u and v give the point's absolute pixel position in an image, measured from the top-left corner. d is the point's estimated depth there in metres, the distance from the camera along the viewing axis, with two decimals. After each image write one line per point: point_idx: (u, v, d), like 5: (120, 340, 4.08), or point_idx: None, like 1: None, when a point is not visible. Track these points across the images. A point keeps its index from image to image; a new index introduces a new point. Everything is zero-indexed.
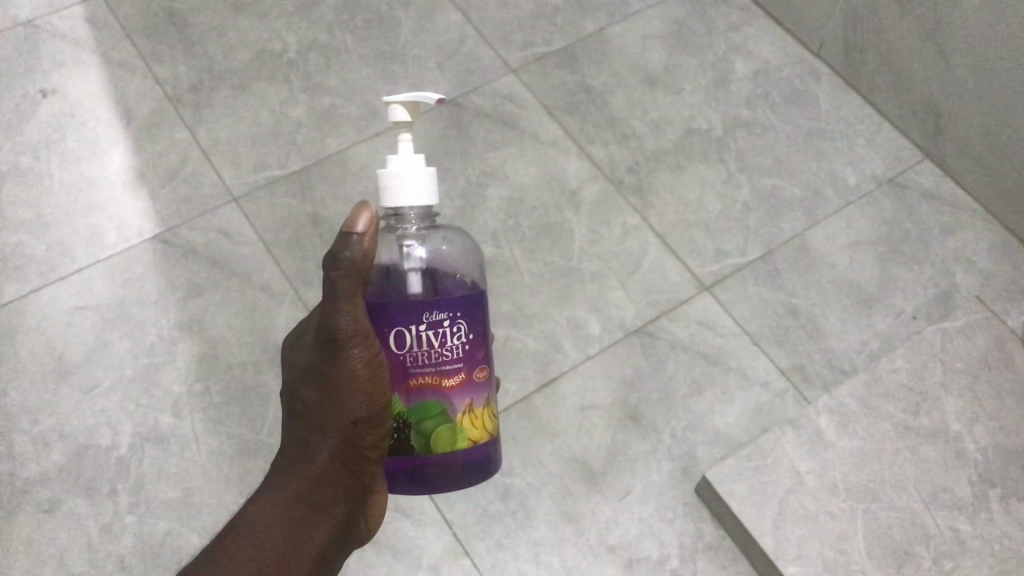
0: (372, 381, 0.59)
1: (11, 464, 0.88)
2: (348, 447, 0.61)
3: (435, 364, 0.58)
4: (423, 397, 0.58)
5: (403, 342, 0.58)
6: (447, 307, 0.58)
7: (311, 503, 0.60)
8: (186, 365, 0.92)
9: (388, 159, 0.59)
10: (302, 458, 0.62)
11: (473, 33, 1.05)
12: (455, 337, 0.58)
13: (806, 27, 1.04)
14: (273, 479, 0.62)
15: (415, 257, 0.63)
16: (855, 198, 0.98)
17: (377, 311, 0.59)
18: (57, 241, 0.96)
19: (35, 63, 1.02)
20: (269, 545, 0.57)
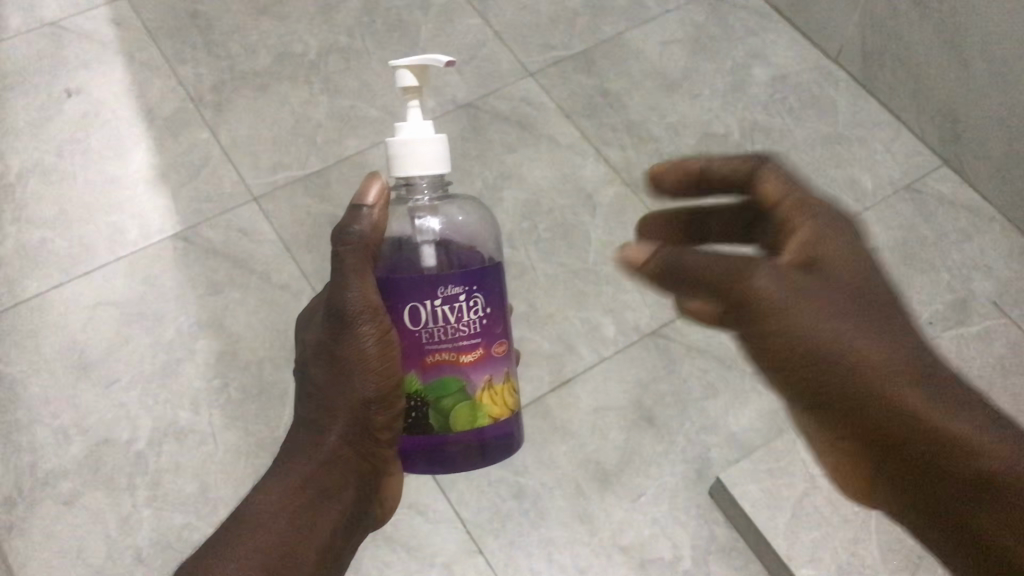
0: (383, 360, 0.59)
1: (31, 457, 0.89)
2: (359, 428, 0.61)
3: (451, 340, 0.56)
4: (441, 374, 0.56)
5: (418, 318, 0.55)
6: (464, 281, 0.55)
7: (324, 489, 0.59)
8: (204, 361, 0.93)
9: (399, 126, 0.57)
10: (312, 441, 0.61)
11: (492, 37, 1.06)
12: (472, 311, 0.56)
13: (824, 34, 1.05)
14: (283, 462, 0.60)
15: (428, 229, 0.61)
16: (871, 204, 0.99)
17: (391, 286, 0.56)
18: (79, 237, 0.97)
19: (61, 63, 1.04)
20: (280, 537, 0.55)
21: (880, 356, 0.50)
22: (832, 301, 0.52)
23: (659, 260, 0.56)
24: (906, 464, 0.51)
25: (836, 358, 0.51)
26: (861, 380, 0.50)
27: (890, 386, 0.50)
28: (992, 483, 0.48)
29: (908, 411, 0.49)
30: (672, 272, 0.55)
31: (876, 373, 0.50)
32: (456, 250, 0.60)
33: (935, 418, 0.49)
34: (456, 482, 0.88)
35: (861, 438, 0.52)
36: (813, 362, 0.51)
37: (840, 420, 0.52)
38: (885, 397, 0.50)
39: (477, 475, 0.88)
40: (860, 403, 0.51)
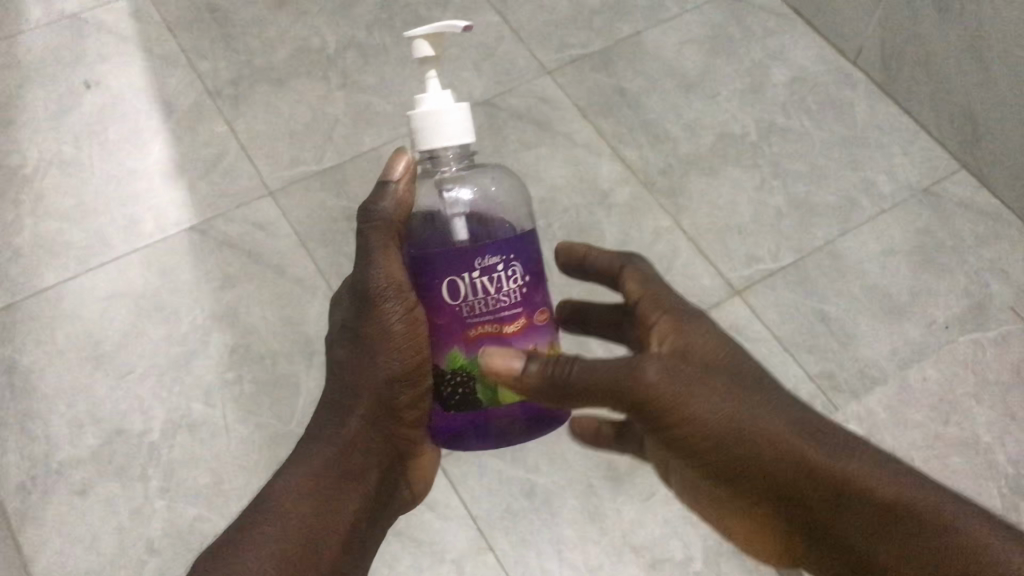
0: (410, 338, 0.60)
1: (44, 446, 0.90)
2: (383, 408, 0.62)
3: (492, 311, 0.53)
4: (485, 347, 0.53)
5: (457, 292, 0.52)
6: (501, 250, 0.52)
7: (348, 470, 0.60)
8: (218, 354, 0.93)
9: (418, 99, 0.55)
10: (336, 422, 0.62)
11: (510, 34, 1.06)
12: (512, 280, 0.53)
13: (843, 36, 1.05)
14: (307, 443, 0.62)
15: (461, 202, 0.58)
16: (888, 207, 0.99)
17: (423, 261, 0.53)
18: (96, 229, 0.97)
19: (80, 55, 1.04)
20: (304, 516, 0.56)
21: (771, 420, 0.52)
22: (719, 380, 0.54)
23: (534, 374, 0.52)
24: (815, 522, 0.52)
25: (732, 427, 0.52)
26: (762, 444, 0.52)
27: (786, 442, 0.52)
28: (897, 518, 0.49)
29: (806, 464, 0.51)
30: (557, 385, 0.52)
31: (770, 435, 0.52)
32: (490, 221, 0.58)
33: (833, 464, 0.51)
34: (467, 479, 0.88)
35: (770, 502, 0.53)
36: (711, 437, 0.52)
37: (747, 489, 0.53)
38: (781, 456, 0.51)
39: (489, 472, 0.88)
40: (762, 465, 0.52)
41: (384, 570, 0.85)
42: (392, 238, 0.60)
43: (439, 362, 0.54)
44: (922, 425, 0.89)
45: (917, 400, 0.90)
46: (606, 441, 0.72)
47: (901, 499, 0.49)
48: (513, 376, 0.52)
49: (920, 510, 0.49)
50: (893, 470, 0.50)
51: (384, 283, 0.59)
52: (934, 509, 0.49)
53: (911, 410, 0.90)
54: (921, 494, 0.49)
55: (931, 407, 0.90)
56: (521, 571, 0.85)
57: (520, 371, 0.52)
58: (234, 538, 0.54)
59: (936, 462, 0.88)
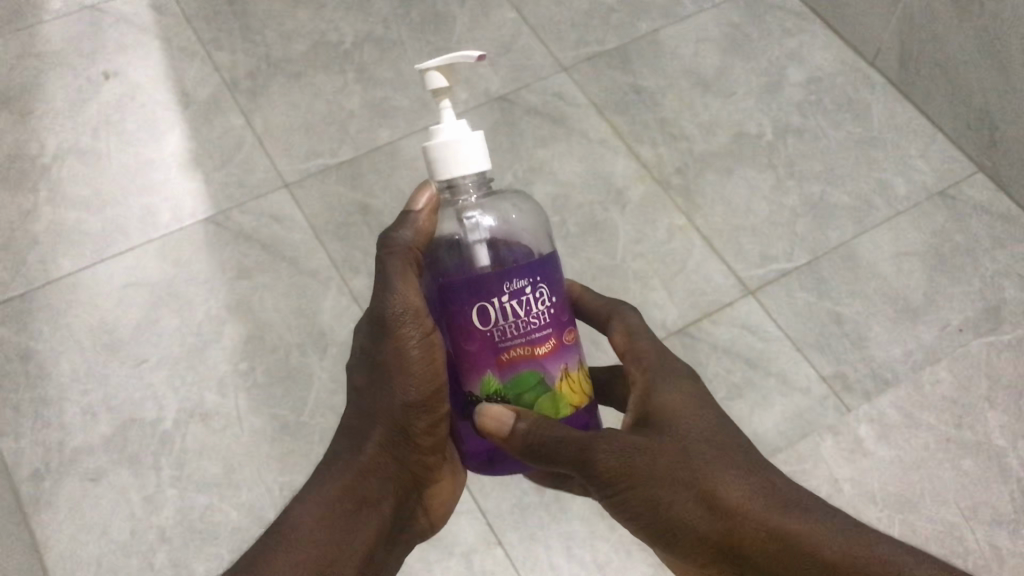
0: (429, 367, 0.57)
1: (59, 433, 0.90)
2: (399, 435, 0.59)
3: (523, 334, 0.49)
4: (519, 371, 0.50)
5: (487, 317, 0.49)
6: (528, 272, 0.49)
7: (363, 498, 0.58)
8: (231, 345, 0.94)
9: (434, 129, 0.53)
10: (353, 449, 0.60)
11: (527, 31, 1.06)
12: (541, 302, 0.50)
13: (862, 36, 1.05)
14: (322, 470, 0.60)
15: (482, 227, 0.55)
16: (903, 209, 0.98)
17: (447, 289, 0.50)
18: (113, 219, 0.98)
19: (99, 45, 1.05)
20: (314, 548, 0.55)
21: (726, 484, 0.51)
22: (679, 444, 0.52)
23: (522, 434, 0.49)
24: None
25: (686, 491, 0.51)
26: (711, 508, 0.51)
27: (738, 504, 0.51)
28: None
29: (749, 527, 0.50)
30: (537, 453, 0.50)
31: (722, 496, 0.51)
32: (514, 246, 0.55)
33: (782, 525, 0.50)
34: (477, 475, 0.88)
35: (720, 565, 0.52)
36: (665, 503, 0.51)
37: (699, 555, 0.52)
38: (731, 520, 0.50)
39: None
40: (713, 530, 0.50)
41: None
42: (412, 261, 0.57)
43: (472, 388, 0.51)
44: (934, 427, 0.89)
45: (930, 402, 0.90)
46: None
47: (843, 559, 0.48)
48: (504, 435, 0.50)
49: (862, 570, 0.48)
50: (841, 531, 0.50)
51: (399, 307, 0.55)
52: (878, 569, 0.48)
53: (924, 412, 0.90)
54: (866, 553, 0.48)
55: (943, 410, 0.90)
56: (530, 565, 0.85)
57: (510, 430, 0.50)
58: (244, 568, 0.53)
59: (947, 465, 0.88)
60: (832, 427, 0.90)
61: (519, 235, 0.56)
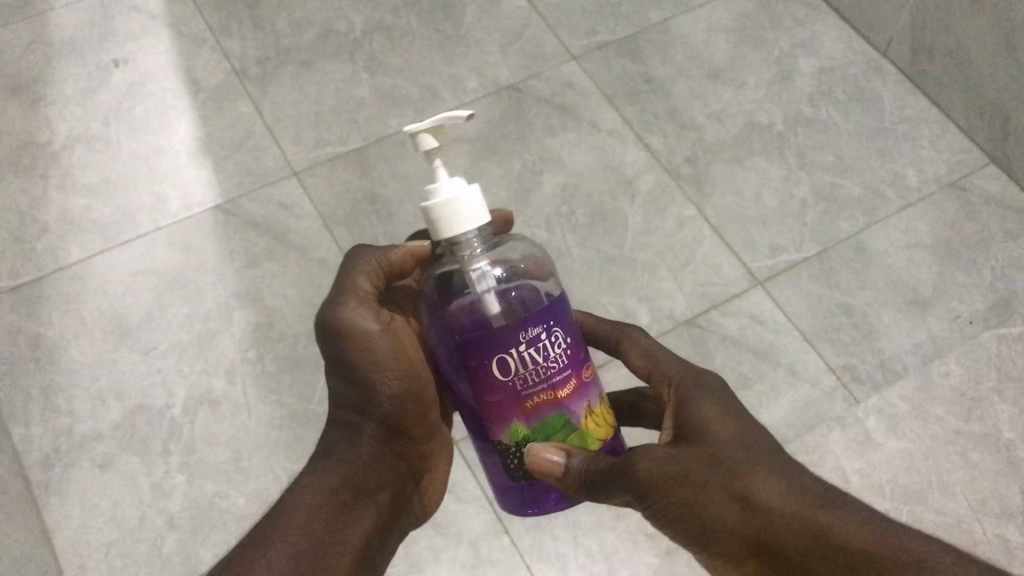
0: (404, 365, 0.58)
1: (68, 419, 0.90)
2: (389, 426, 0.59)
3: (544, 380, 0.50)
4: (545, 416, 0.50)
5: (507, 369, 0.49)
6: (541, 319, 0.49)
7: (360, 488, 0.58)
8: (240, 333, 0.94)
9: (435, 189, 0.52)
10: (346, 442, 0.59)
11: (537, 20, 1.06)
12: (557, 346, 0.50)
13: (875, 26, 1.05)
14: (318, 463, 0.59)
15: (490, 277, 0.53)
16: (914, 200, 0.98)
17: (462, 345, 0.50)
18: (122, 206, 0.98)
19: (109, 33, 1.06)
20: (313, 535, 0.54)
21: (760, 485, 0.49)
22: (710, 449, 0.51)
23: (577, 472, 0.51)
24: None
25: (721, 494, 0.49)
26: (748, 509, 0.49)
27: (774, 503, 0.49)
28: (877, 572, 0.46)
29: (785, 525, 0.48)
30: (591, 489, 0.51)
31: (756, 496, 0.49)
32: (522, 291, 0.53)
33: (817, 520, 0.48)
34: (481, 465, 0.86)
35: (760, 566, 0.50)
36: (702, 508, 0.50)
37: (738, 557, 0.50)
38: (767, 520, 0.48)
39: None
40: (750, 531, 0.49)
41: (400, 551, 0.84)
42: (375, 273, 0.59)
43: (501, 437, 0.51)
44: (944, 420, 0.89)
45: (940, 394, 0.90)
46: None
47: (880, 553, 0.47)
48: (559, 474, 0.50)
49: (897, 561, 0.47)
50: (873, 525, 0.48)
51: (362, 311, 0.57)
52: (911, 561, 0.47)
53: (933, 405, 0.89)
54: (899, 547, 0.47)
55: (953, 402, 0.89)
56: (537, 556, 0.84)
57: (563, 469, 0.50)
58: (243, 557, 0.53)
59: (957, 457, 0.87)
60: (840, 419, 0.89)
61: (525, 274, 0.55)
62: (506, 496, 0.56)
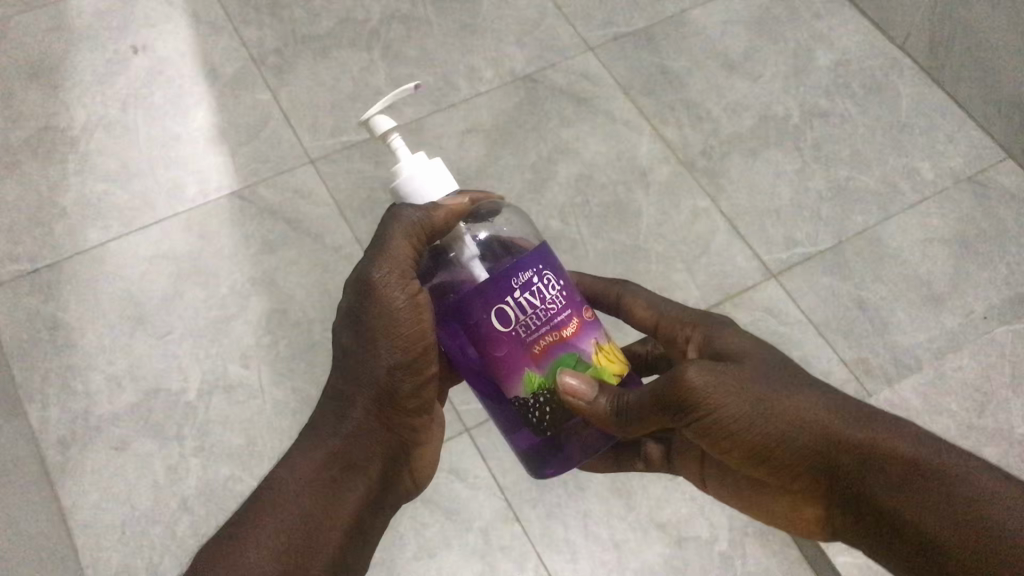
0: (414, 331, 0.52)
1: (84, 401, 0.89)
2: (382, 397, 0.54)
3: (546, 321, 0.49)
4: (556, 357, 0.49)
5: (508, 319, 0.48)
6: (530, 263, 0.48)
7: (348, 463, 0.54)
8: (255, 318, 0.93)
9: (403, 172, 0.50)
10: (335, 412, 0.55)
11: (553, 11, 1.08)
12: (552, 288, 0.49)
13: (892, 21, 1.07)
14: (303, 439, 0.55)
15: (472, 247, 0.53)
16: (930, 194, 0.98)
17: (459, 304, 0.48)
18: (140, 191, 0.99)
19: (129, 22, 1.08)
20: (297, 515, 0.50)
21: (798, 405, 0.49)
22: (759, 372, 0.51)
23: (608, 403, 0.50)
24: (849, 496, 0.48)
25: (763, 415, 0.49)
26: (790, 428, 0.48)
27: (815, 420, 0.48)
28: (929, 492, 0.44)
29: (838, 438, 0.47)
30: (625, 417, 0.50)
31: (799, 417, 0.48)
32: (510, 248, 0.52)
33: (860, 434, 0.47)
34: (496, 450, 0.87)
35: (805, 480, 0.49)
36: (745, 429, 0.49)
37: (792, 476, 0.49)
38: (810, 437, 0.48)
39: None
40: (794, 449, 0.48)
41: (412, 536, 0.84)
42: (415, 236, 0.50)
43: (516, 394, 0.50)
44: (957, 414, 0.87)
45: (953, 388, 0.88)
46: (663, 465, 0.66)
47: (931, 471, 0.44)
48: (587, 403, 0.49)
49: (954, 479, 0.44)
50: (925, 442, 0.46)
51: (389, 272, 0.51)
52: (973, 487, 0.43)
53: (946, 399, 0.88)
54: (960, 471, 0.44)
55: (966, 397, 0.86)
56: (548, 544, 0.84)
57: (590, 401, 0.49)
58: (220, 546, 0.48)
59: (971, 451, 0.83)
60: None
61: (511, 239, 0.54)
62: (526, 453, 0.54)
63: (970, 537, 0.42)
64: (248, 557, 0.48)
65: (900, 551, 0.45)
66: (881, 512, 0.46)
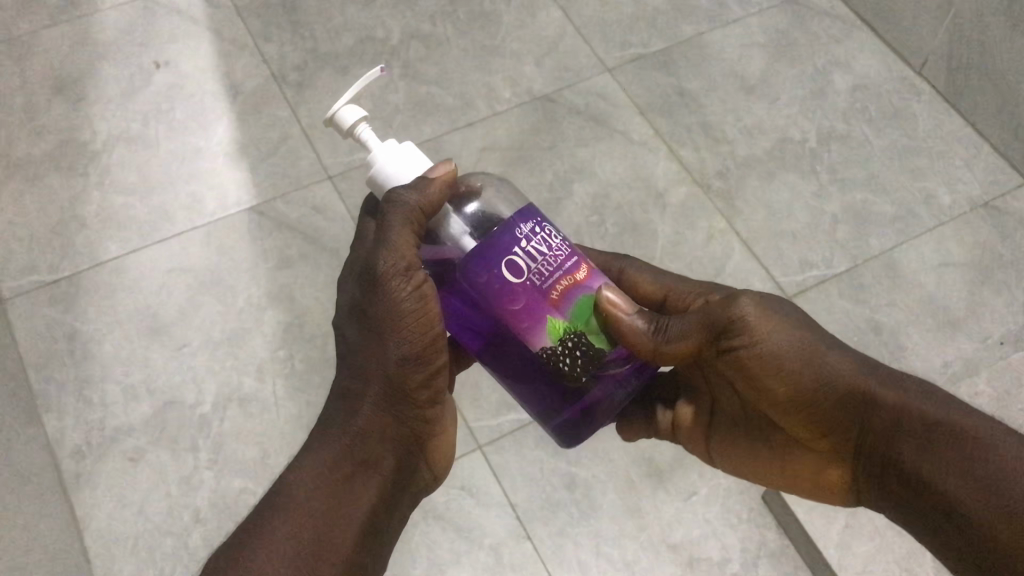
0: (422, 320, 0.52)
1: (100, 412, 0.90)
2: (392, 389, 0.54)
3: (558, 267, 0.48)
4: (574, 301, 0.48)
5: (520, 268, 0.47)
6: (529, 215, 0.48)
7: (361, 460, 0.54)
8: (271, 332, 0.94)
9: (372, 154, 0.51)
10: (346, 410, 0.55)
11: (572, 32, 1.09)
12: (555, 237, 0.49)
13: (910, 46, 1.08)
14: (312, 441, 0.54)
15: (459, 225, 0.52)
16: (946, 219, 0.98)
17: (466, 265, 0.47)
18: (159, 204, 1.00)
19: (152, 37, 1.10)
20: (311, 516, 0.50)
21: (841, 359, 0.52)
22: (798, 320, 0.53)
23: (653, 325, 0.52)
24: (873, 451, 0.51)
25: (807, 357, 0.52)
26: (826, 383, 0.51)
27: (846, 379, 0.51)
28: (953, 453, 0.47)
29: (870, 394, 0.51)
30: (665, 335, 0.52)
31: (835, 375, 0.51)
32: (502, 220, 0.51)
33: (889, 396, 0.50)
34: (508, 467, 0.87)
35: (834, 436, 0.53)
36: (788, 368, 0.52)
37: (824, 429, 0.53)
38: (841, 393, 0.51)
39: (531, 463, 0.88)
40: (830, 394, 0.52)
41: (423, 553, 0.84)
42: (414, 221, 0.50)
43: (541, 345, 0.48)
44: None
45: None
46: (670, 436, 0.66)
47: (949, 430, 0.48)
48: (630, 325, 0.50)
49: (979, 445, 0.47)
50: (954, 407, 0.49)
51: (395, 263, 0.51)
52: (998, 453, 0.46)
53: None
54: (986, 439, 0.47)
55: None
56: (560, 563, 0.84)
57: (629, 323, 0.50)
58: (234, 553, 0.48)
59: None
60: None
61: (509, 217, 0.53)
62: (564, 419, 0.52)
63: (987, 499, 0.45)
64: (265, 559, 0.48)
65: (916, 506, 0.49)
66: (900, 469, 0.49)
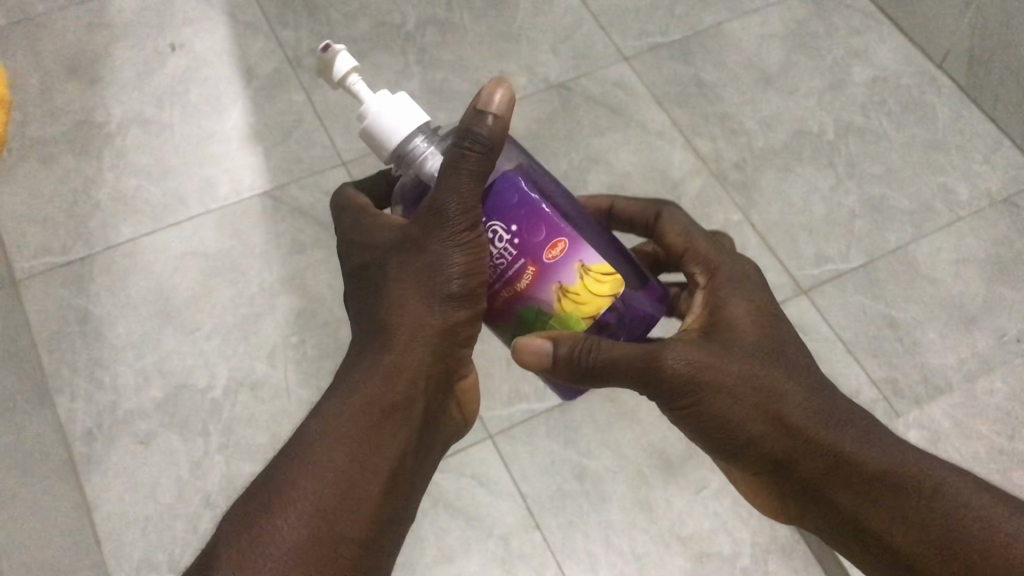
0: (473, 271, 0.48)
1: (112, 395, 0.90)
2: (433, 330, 0.50)
3: (496, 275, 0.49)
4: (517, 309, 0.49)
5: None
6: None
7: (389, 405, 0.49)
8: (283, 317, 0.94)
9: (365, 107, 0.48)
10: (375, 348, 0.51)
11: (590, 20, 1.08)
12: (501, 237, 0.48)
13: (931, 39, 1.06)
14: (338, 384, 0.50)
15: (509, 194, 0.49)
16: (964, 215, 0.97)
17: None
18: (172, 188, 1.00)
19: (167, 19, 1.09)
20: (335, 468, 0.46)
21: (784, 436, 0.49)
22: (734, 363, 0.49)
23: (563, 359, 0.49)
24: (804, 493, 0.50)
25: (742, 408, 0.49)
26: (762, 431, 0.49)
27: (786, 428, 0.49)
28: (899, 503, 0.46)
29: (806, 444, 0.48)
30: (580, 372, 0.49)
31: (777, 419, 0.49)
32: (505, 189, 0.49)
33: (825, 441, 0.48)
34: (518, 457, 0.87)
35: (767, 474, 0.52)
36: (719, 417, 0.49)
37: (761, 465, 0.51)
38: (776, 441, 0.49)
39: (541, 453, 0.87)
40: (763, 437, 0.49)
41: (432, 541, 0.84)
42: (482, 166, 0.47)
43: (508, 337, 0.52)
44: None
45: None
46: None
47: (893, 480, 0.47)
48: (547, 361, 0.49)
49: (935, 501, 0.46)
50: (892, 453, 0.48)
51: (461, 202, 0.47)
52: (969, 531, 0.45)
53: (973, 419, 0.84)
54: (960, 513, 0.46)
55: None
56: (569, 553, 0.84)
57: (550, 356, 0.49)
58: (251, 513, 0.44)
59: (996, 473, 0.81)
60: None
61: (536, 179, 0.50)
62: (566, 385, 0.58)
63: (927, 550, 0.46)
64: (285, 518, 0.44)
65: (863, 555, 0.49)
66: (837, 512, 0.49)
